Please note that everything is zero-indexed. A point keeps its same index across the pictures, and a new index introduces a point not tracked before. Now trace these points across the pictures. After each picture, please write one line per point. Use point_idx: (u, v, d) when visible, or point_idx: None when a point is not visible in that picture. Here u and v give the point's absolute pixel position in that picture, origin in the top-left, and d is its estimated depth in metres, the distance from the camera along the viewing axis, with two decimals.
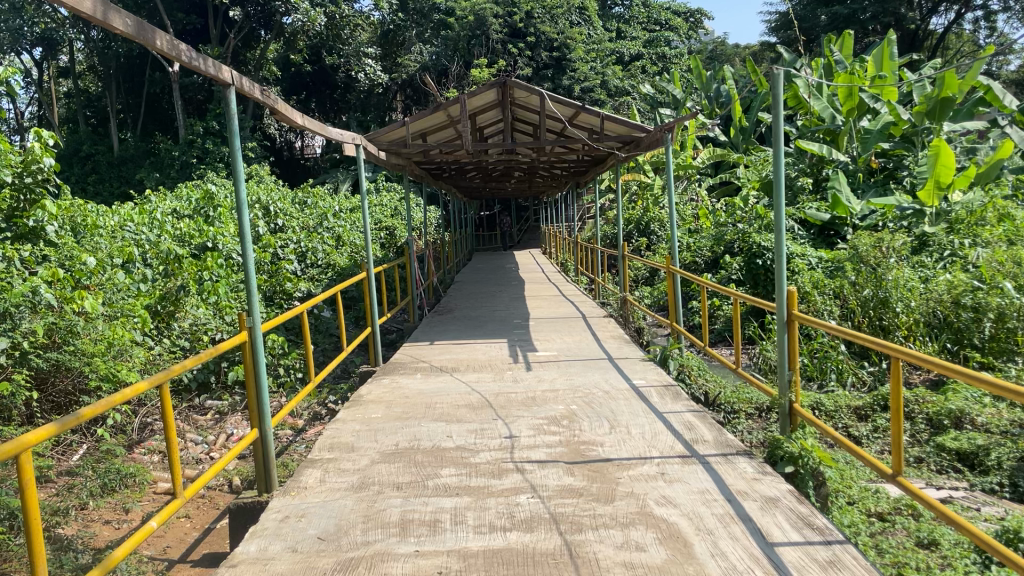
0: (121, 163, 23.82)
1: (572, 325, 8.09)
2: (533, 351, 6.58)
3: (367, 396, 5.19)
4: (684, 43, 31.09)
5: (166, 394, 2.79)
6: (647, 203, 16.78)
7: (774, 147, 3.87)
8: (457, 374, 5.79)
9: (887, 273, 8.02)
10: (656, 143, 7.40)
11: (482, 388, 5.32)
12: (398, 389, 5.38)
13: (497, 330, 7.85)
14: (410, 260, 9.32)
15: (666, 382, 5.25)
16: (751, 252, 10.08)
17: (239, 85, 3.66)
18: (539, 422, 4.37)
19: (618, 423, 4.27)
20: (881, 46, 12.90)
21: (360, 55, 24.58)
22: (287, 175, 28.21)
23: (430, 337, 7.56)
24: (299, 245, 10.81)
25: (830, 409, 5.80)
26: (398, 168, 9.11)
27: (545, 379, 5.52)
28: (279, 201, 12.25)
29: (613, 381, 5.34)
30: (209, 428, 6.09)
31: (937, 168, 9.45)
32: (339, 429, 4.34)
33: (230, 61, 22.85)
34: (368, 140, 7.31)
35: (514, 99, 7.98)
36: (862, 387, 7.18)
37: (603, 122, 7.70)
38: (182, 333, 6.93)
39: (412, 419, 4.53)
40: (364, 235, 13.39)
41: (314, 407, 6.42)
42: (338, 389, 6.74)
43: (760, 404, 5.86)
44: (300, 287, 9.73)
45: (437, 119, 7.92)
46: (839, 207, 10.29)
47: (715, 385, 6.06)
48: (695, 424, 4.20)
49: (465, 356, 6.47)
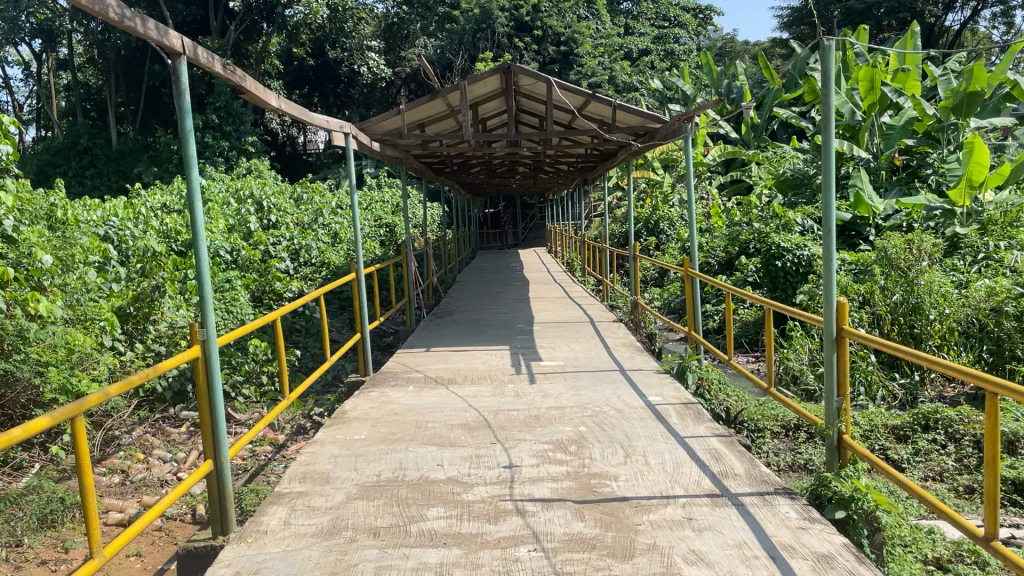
0: (120, 157, 23.44)
1: (578, 330, 7.55)
2: (537, 361, 6.03)
3: (353, 412, 4.66)
4: (693, 39, 30.48)
5: (80, 428, 2.27)
6: (657, 201, 16.25)
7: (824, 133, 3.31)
8: (453, 387, 5.26)
9: (917, 276, 7.47)
10: (674, 134, 6.81)
11: (480, 404, 4.78)
12: (387, 404, 4.85)
13: (499, 336, 7.30)
14: (405, 259, 8.81)
15: (686, 400, 4.72)
16: (771, 253, 9.53)
17: (192, 55, 3.10)
18: (542, 448, 3.83)
19: (633, 450, 3.74)
20: (905, 37, 12.43)
21: (364, 48, 24.14)
22: (288, 170, 27.74)
23: (426, 342, 7.03)
24: (293, 243, 10.33)
25: (864, 429, 5.25)
26: (395, 162, 8.57)
27: (550, 394, 4.98)
28: (273, 195, 11.76)
29: (626, 397, 4.79)
30: (182, 442, 5.57)
31: (971, 165, 8.93)
32: (315, 455, 3.82)
33: (230, 55, 22.37)
34: (360, 130, 6.72)
35: (519, 86, 7.42)
36: (893, 401, 6.65)
37: (615, 112, 7.13)
38: (159, 336, 6.43)
39: (400, 442, 4.00)
40: (363, 232, 12.88)
41: (298, 420, 5.90)
42: (325, 400, 6.21)
43: (786, 422, 5.43)
44: (290, 287, 9.25)
45: (437, 108, 7.36)
46: (861, 206, 9.78)
47: (737, 401, 5.51)
48: (723, 453, 3.64)
49: (462, 365, 5.93)
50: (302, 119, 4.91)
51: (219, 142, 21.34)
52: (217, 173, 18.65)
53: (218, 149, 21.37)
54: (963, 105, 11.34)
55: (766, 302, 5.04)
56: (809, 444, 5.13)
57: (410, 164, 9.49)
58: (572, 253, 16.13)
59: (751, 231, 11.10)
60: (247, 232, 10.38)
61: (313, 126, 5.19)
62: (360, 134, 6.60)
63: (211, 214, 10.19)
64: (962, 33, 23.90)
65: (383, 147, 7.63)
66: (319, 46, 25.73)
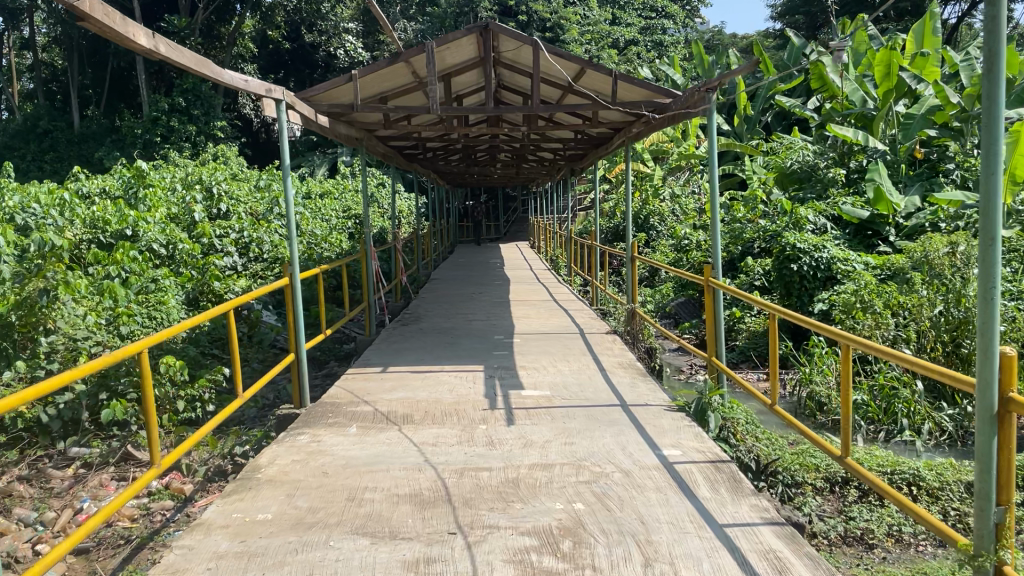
0: (83, 141, 21.92)
1: (566, 345, 6.39)
2: (517, 390, 4.84)
3: (266, 472, 3.46)
4: (679, 30, 29.35)
5: None
6: (647, 194, 15.24)
7: (994, 53, 1.87)
8: (408, 429, 4.08)
9: (965, 285, 6.31)
10: (687, 113, 5.54)
11: (439, 459, 3.59)
12: (317, 457, 3.65)
13: (472, 351, 6.13)
14: (364, 255, 7.54)
15: (714, 458, 3.54)
16: (784, 255, 8.36)
17: None
18: (520, 544, 2.66)
19: (655, 552, 2.58)
20: (923, 19, 11.24)
21: (341, 31, 23.37)
22: (260, 158, 26.30)
23: (384, 359, 5.85)
24: (242, 234, 9.06)
25: (932, 486, 4.16)
26: (353, 143, 7.25)
27: (534, 441, 3.81)
28: (226, 183, 10.51)
29: (634, 450, 3.64)
30: (59, 495, 4.40)
31: (1015, 159, 7.72)
32: (188, 555, 2.64)
33: (200, 36, 20.93)
34: (301, 100, 5.38)
35: (499, 52, 6.17)
36: (942, 437, 5.66)
37: (615, 84, 5.89)
38: (50, 352, 5.44)
39: (318, 529, 2.82)
40: (326, 224, 11.63)
41: (216, 462, 4.68)
42: (251, 435, 4.98)
43: (829, 475, 4.32)
44: (234, 287, 7.77)
45: (400, 77, 6.05)
46: (881, 202, 9.24)
47: (766, 446, 4.37)
48: (788, 561, 2.50)
49: (423, 395, 4.74)
50: (200, 70, 3.68)
51: (185, 127, 19.92)
52: (179, 159, 17.28)
53: (185, 134, 19.98)
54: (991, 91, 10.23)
55: (797, 315, 3.56)
56: (862, 506, 4.06)
57: (373, 145, 8.16)
58: (557, 250, 14.99)
59: (756, 228, 10.07)
60: (191, 223, 9.20)
61: (224, 85, 3.95)
62: (299, 106, 5.26)
63: (147, 202, 9.20)
64: (959, 25, 22.94)
65: (336, 122, 6.32)
66: (295, 28, 24.03)
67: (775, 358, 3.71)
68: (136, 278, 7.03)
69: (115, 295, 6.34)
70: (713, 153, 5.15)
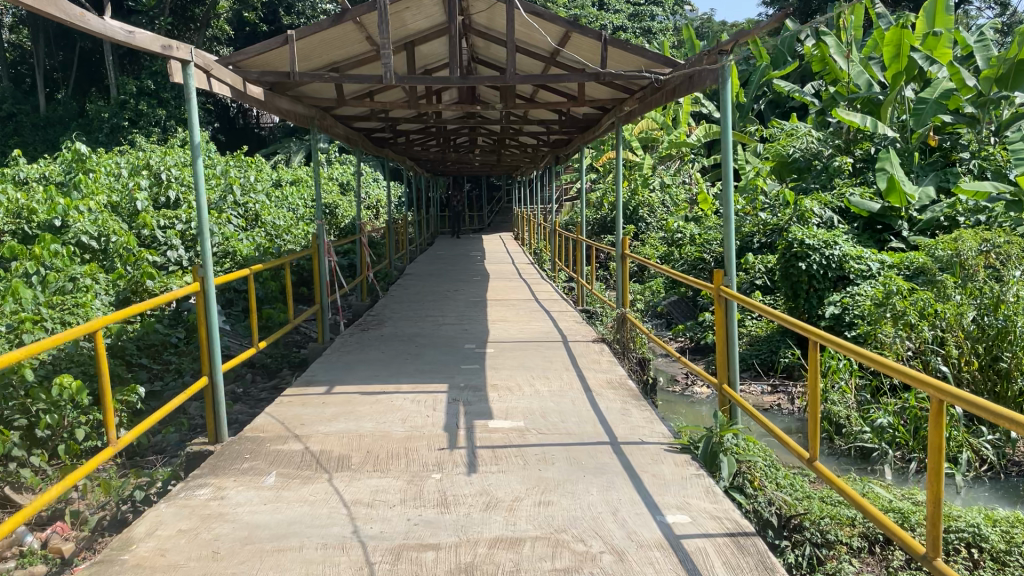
0: (48, 126, 20.59)
1: (547, 357, 5.55)
2: (484, 420, 3.99)
3: (136, 552, 2.57)
4: (669, 18, 28.59)
5: None
6: (636, 184, 14.20)
7: None
8: (340, 478, 3.20)
9: (1005, 288, 5.51)
10: (692, 85, 4.64)
11: (373, 529, 2.72)
12: (212, 525, 2.77)
13: (437, 365, 5.26)
14: (317, 251, 6.62)
15: (735, 528, 2.70)
16: (792, 253, 7.53)
17: None
18: None
19: None
20: None
21: (319, 11, 22.42)
22: (234, 145, 24.61)
23: (331, 375, 4.97)
24: (188, 226, 8.10)
25: (998, 550, 3.32)
26: (305, 121, 6.35)
27: (499, 500, 2.95)
28: (178, 168, 9.56)
29: (628, 515, 2.79)
30: None
31: None
32: None
33: (172, 16, 19.82)
34: (225, 66, 4.49)
35: (468, 15, 5.30)
36: (984, 469, 4.88)
37: (604, 51, 5.00)
38: None
39: None
40: (292, 214, 10.69)
41: (113, 509, 3.76)
42: (159, 472, 4.04)
43: (864, 531, 3.50)
44: (172, 284, 6.76)
45: (353, 43, 5.19)
46: (894, 193, 8.41)
47: (789, 493, 3.54)
48: None
49: (369, 427, 3.86)
50: (44, 10, 2.70)
51: (155, 111, 18.79)
52: (144, 144, 16.16)
53: (154, 118, 18.85)
54: (1008, 76, 9.32)
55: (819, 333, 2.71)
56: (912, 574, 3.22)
57: (332, 125, 7.26)
58: (540, 241, 14.19)
59: (756, 221, 9.35)
60: (134, 212, 8.23)
61: (83, 29, 2.95)
62: (223, 74, 4.39)
63: (85, 187, 8.26)
64: (956, 12, 22.25)
65: (279, 96, 5.44)
66: (272, 10, 22.74)
67: (813, 409, 2.72)
68: (51, 274, 6.09)
69: (20, 298, 5.42)
70: (728, 133, 4.20)
